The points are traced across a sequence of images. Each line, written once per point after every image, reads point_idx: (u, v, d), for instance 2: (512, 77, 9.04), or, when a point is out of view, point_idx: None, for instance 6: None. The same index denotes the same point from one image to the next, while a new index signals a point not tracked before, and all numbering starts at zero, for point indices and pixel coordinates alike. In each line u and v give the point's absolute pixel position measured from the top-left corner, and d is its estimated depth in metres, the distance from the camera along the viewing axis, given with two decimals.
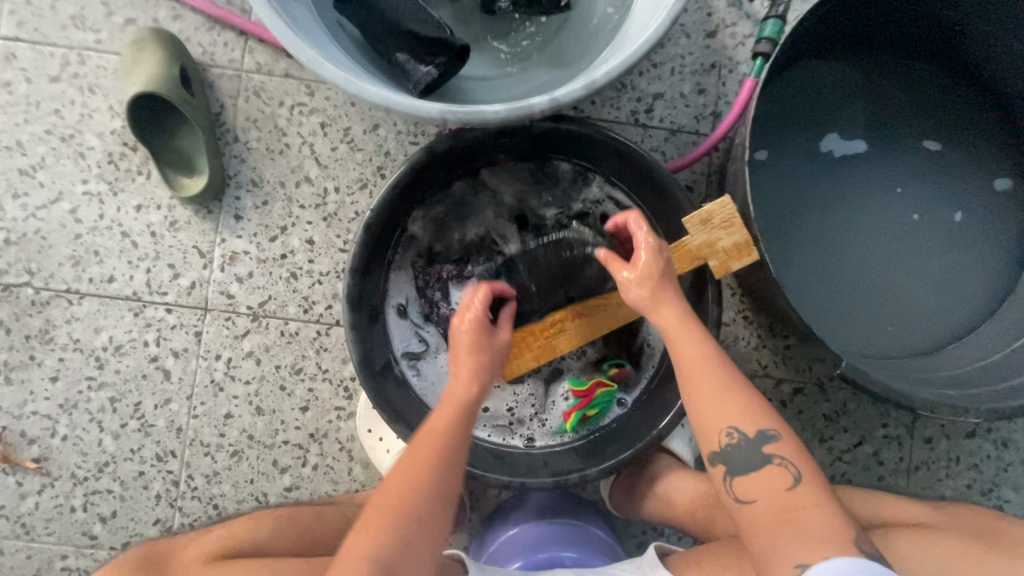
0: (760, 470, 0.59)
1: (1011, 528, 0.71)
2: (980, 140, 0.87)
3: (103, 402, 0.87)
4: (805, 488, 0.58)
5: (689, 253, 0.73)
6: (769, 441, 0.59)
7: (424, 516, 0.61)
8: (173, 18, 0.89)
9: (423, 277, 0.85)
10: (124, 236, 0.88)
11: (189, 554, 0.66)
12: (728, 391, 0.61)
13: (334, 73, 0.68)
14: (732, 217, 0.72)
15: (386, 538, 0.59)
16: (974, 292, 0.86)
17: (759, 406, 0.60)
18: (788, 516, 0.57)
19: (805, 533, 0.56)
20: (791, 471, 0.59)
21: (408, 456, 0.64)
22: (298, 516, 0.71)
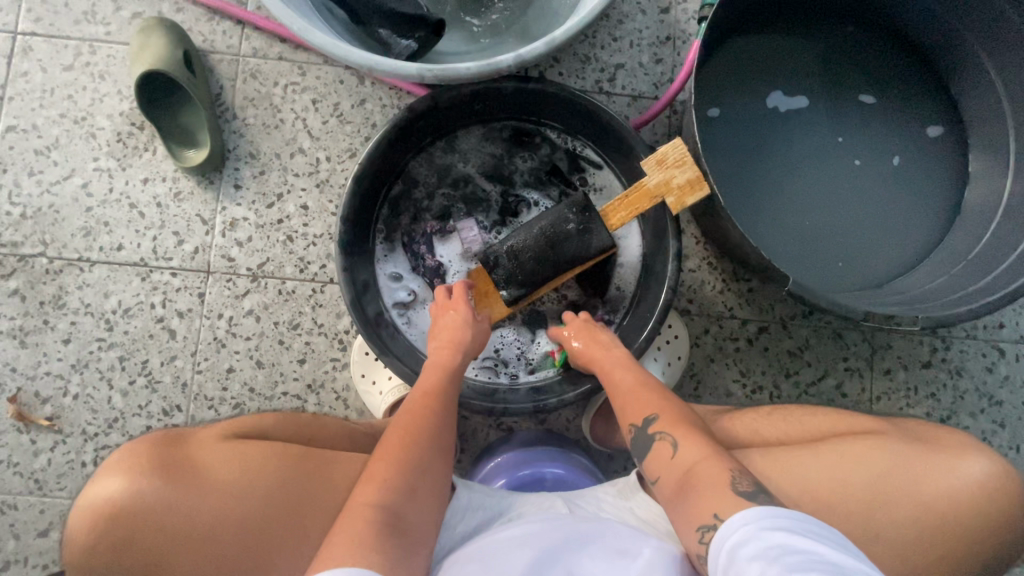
0: (653, 448, 0.66)
1: (951, 435, 0.69)
2: (912, 92, 0.96)
3: (112, 362, 0.93)
4: (689, 448, 0.63)
5: (648, 192, 0.80)
6: (655, 421, 0.67)
7: (422, 468, 0.65)
8: (176, 11, 0.98)
9: (409, 233, 0.92)
10: (132, 208, 0.95)
11: (203, 431, 0.71)
12: (629, 395, 0.72)
13: (322, 40, 0.76)
14: (684, 155, 0.79)
15: (391, 480, 0.62)
16: (916, 228, 0.94)
17: (648, 399, 0.71)
18: (686, 481, 0.60)
19: (698, 487, 0.58)
20: (669, 438, 0.65)
21: (398, 428, 0.69)
22: (300, 418, 0.79)
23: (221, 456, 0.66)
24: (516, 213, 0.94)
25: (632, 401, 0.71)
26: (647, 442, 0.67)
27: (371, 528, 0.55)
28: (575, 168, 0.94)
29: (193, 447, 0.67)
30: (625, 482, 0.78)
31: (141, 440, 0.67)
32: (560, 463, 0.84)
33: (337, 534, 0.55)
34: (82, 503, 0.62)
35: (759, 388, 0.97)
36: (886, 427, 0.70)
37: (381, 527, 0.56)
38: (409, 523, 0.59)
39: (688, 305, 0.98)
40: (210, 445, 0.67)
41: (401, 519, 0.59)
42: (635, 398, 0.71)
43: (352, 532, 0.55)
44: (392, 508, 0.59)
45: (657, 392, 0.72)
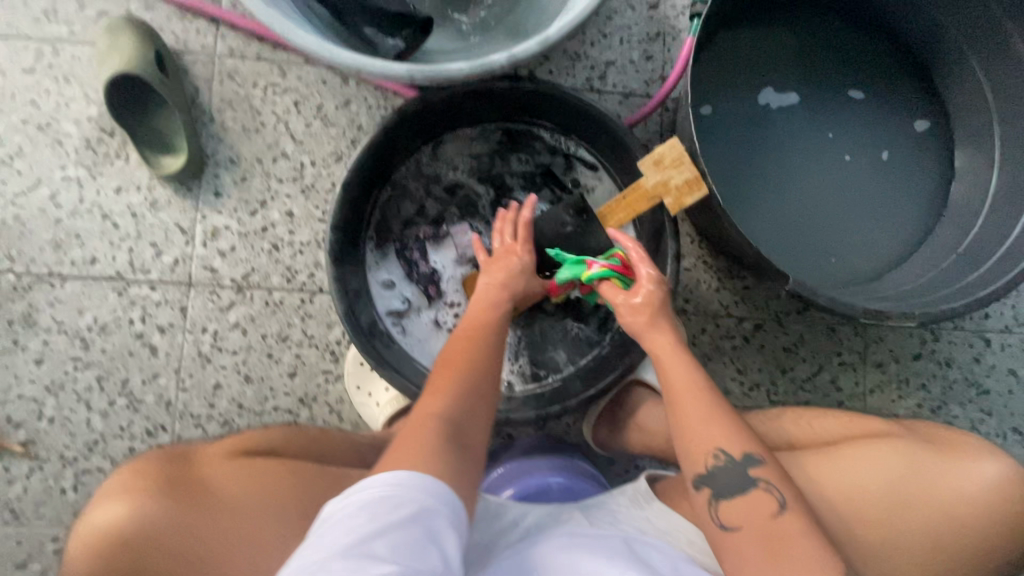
0: (748, 493, 0.62)
1: (961, 438, 0.72)
2: (899, 87, 0.97)
3: (90, 382, 0.88)
4: (791, 513, 0.60)
5: (646, 194, 0.80)
6: (754, 466, 0.63)
7: (484, 378, 0.67)
8: (145, 9, 0.93)
9: (401, 239, 0.89)
10: (104, 218, 0.90)
11: (208, 449, 0.69)
12: (710, 421, 0.65)
13: (306, 41, 0.73)
14: (681, 156, 0.78)
15: (451, 395, 0.64)
16: (905, 222, 0.95)
17: (731, 429, 0.65)
18: (777, 541, 0.58)
19: (793, 559, 0.56)
20: (776, 496, 0.61)
21: (460, 337, 0.71)
22: (306, 434, 0.76)
23: (229, 474, 0.64)
24: (510, 215, 0.92)
25: (717, 430, 0.65)
26: (739, 485, 0.63)
27: (436, 436, 0.58)
28: (568, 169, 0.93)
29: (199, 466, 0.64)
30: (639, 491, 0.78)
31: (142, 461, 0.64)
32: (569, 472, 0.81)
33: (404, 439, 0.58)
34: (83, 531, 0.59)
35: (756, 385, 0.97)
36: (897, 429, 0.73)
37: (445, 436, 0.58)
38: (468, 440, 0.61)
39: (684, 304, 0.98)
40: (219, 462, 0.65)
41: (461, 429, 0.61)
42: (717, 424, 0.65)
43: (418, 439, 0.57)
44: (454, 419, 0.62)
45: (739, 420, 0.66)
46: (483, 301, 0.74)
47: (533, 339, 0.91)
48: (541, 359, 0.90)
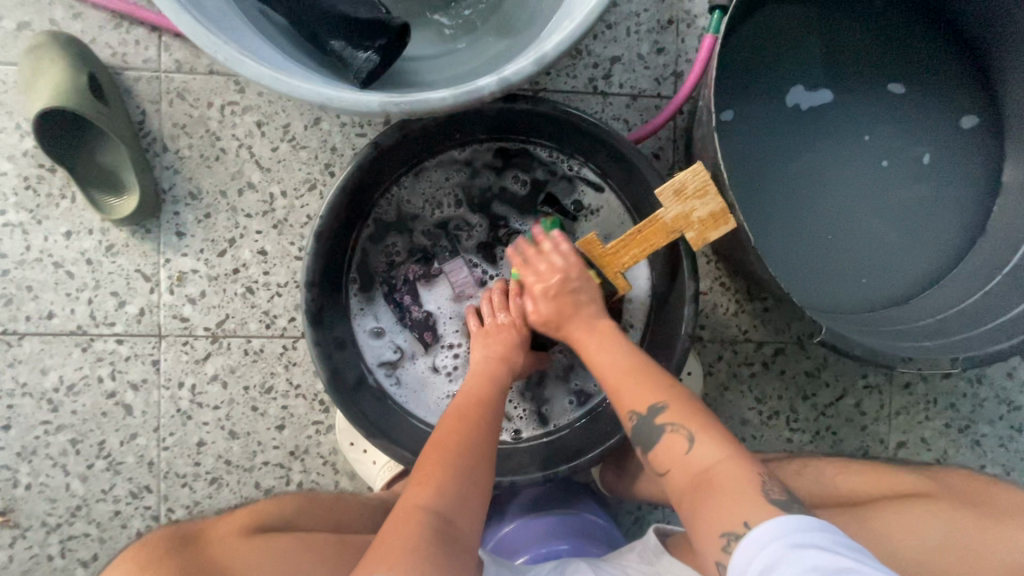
0: (663, 443, 0.58)
1: (1006, 495, 0.66)
2: (945, 77, 0.84)
3: (64, 445, 0.82)
4: (702, 446, 0.57)
5: (664, 227, 0.67)
6: (662, 410, 0.60)
7: (473, 468, 0.63)
8: (72, 18, 0.80)
9: (389, 280, 0.81)
10: (57, 267, 0.82)
11: (217, 530, 0.67)
12: (623, 376, 0.63)
13: (258, 72, 0.60)
14: (706, 184, 0.65)
15: (439, 487, 0.61)
16: (947, 234, 0.84)
17: (655, 384, 0.62)
18: (704, 484, 0.55)
19: (723, 492, 0.53)
20: (684, 432, 0.58)
21: (453, 417, 0.67)
22: (319, 501, 0.76)
23: (245, 551, 0.63)
24: (507, 246, 0.83)
25: (632, 385, 0.62)
26: (653, 436, 0.59)
27: (421, 539, 0.56)
28: (571, 191, 0.82)
29: (212, 549, 0.63)
30: (646, 547, 0.71)
31: (147, 549, 0.62)
32: (575, 536, 0.77)
33: (388, 539, 0.57)
34: None
35: (775, 413, 0.91)
36: (933, 488, 0.67)
37: (430, 537, 0.57)
38: (456, 535, 0.59)
39: (699, 331, 0.91)
40: (231, 543, 0.64)
41: (452, 526, 0.59)
42: (630, 381, 0.63)
43: (403, 541, 0.56)
44: (442, 514, 0.59)
45: (660, 373, 0.63)
46: (478, 381, 0.70)
47: (540, 381, 0.83)
48: (547, 402, 0.83)
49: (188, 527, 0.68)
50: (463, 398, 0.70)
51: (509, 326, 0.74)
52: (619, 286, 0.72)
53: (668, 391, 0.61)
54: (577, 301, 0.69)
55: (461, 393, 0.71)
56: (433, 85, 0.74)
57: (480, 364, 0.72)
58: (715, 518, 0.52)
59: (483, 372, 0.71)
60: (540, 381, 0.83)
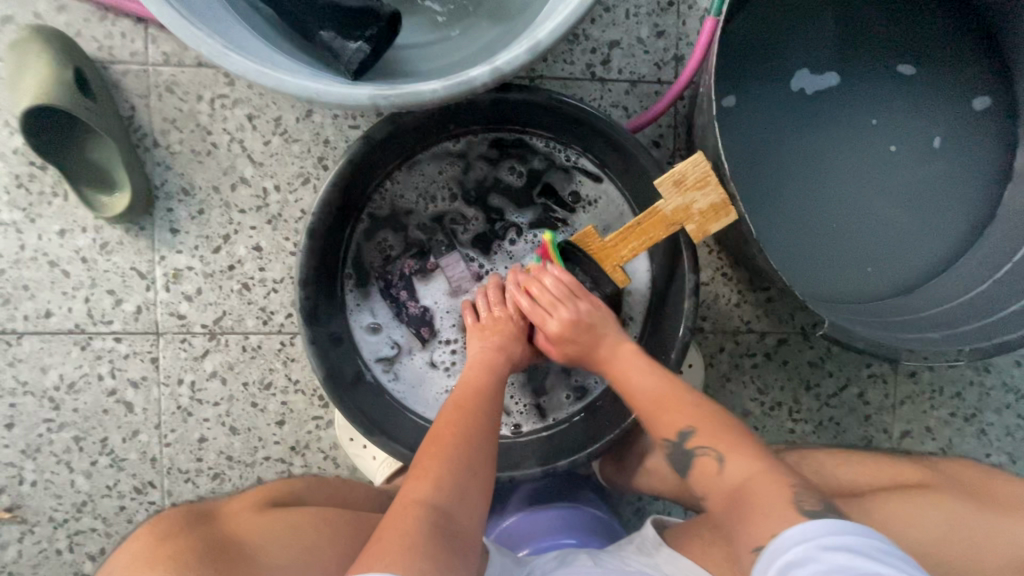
0: (697, 464, 0.59)
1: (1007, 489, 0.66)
2: (958, 57, 0.81)
3: (67, 443, 0.83)
4: (734, 463, 0.57)
5: (664, 220, 0.65)
6: (691, 434, 0.60)
7: (472, 461, 0.61)
8: (57, 11, 0.79)
9: (385, 275, 0.81)
10: (52, 266, 0.81)
11: (234, 506, 0.67)
12: (659, 399, 0.63)
13: (243, 66, 0.58)
14: (706, 174, 0.63)
15: (438, 481, 0.59)
16: (957, 221, 0.81)
17: (681, 406, 0.62)
18: (738, 500, 0.55)
19: (754, 506, 0.53)
20: (714, 454, 0.58)
21: (452, 409, 0.66)
22: (324, 486, 0.76)
23: (261, 528, 0.62)
24: (503, 239, 0.82)
25: (660, 410, 0.62)
26: (686, 460, 0.60)
27: (420, 532, 0.55)
28: (569, 181, 0.80)
29: (231, 523, 0.62)
30: (645, 539, 0.71)
31: (164, 519, 0.61)
32: (577, 529, 0.76)
33: (386, 531, 0.56)
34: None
35: (778, 404, 0.91)
36: (936, 479, 0.67)
37: (430, 530, 0.55)
38: (456, 529, 0.57)
39: (701, 322, 0.89)
40: (247, 517, 0.64)
41: (451, 519, 0.58)
42: (661, 403, 0.62)
43: (401, 534, 0.54)
44: (441, 508, 0.58)
45: (687, 391, 0.63)
46: (477, 373, 0.69)
47: (539, 375, 0.83)
48: (546, 396, 0.83)
49: (203, 506, 0.67)
50: (462, 388, 0.68)
51: (506, 318, 0.73)
52: (619, 279, 0.71)
53: (694, 413, 0.61)
54: (592, 327, 0.69)
55: (459, 383, 0.69)
56: (426, 75, 0.71)
57: (478, 355, 0.71)
58: (750, 529, 0.52)
59: (484, 362, 0.70)
60: (538, 375, 0.83)
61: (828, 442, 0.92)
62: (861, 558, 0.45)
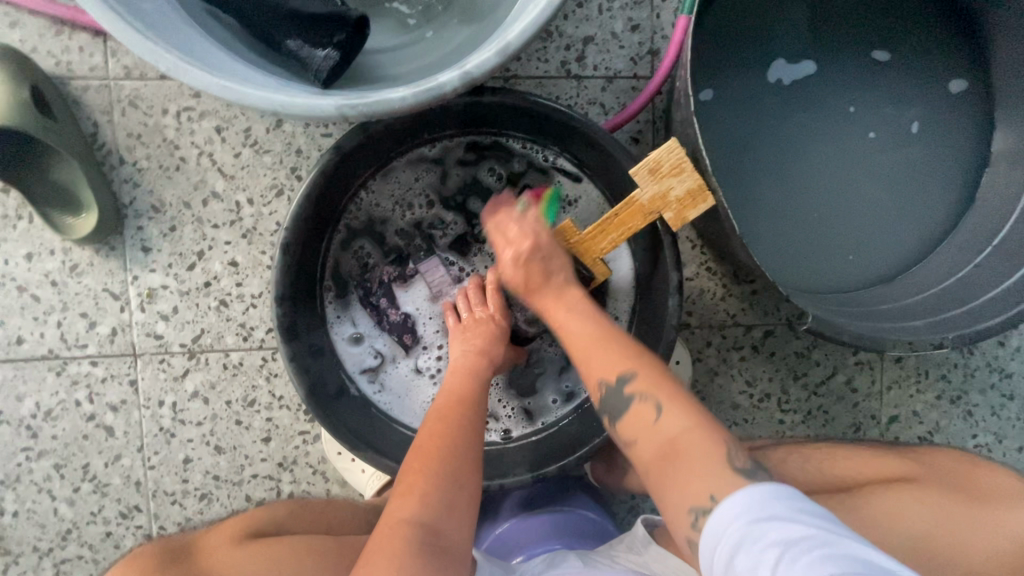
0: (630, 410, 0.57)
1: (992, 479, 0.66)
2: (933, 41, 0.81)
3: (47, 471, 0.81)
4: (670, 416, 0.55)
5: (641, 209, 0.64)
6: (631, 378, 0.58)
7: (460, 473, 0.60)
8: (10, 27, 0.77)
9: (364, 283, 0.80)
10: (21, 291, 0.79)
11: (212, 540, 0.66)
12: (587, 342, 0.62)
13: (204, 80, 0.55)
14: (682, 161, 0.61)
15: (426, 498, 0.58)
16: (936, 205, 0.81)
17: (620, 353, 0.60)
18: (670, 454, 0.54)
19: (691, 461, 0.53)
20: (652, 403, 0.56)
21: (435, 421, 0.64)
22: (312, 505, 0.75)
23: (240, 563, 0.62)
24: (483, 242, 0.80)
25: (602, 353, 0.61)
26: (621, 404, 0.58)
27: (407, 553, 0.54)
28: (548, 182, 0.79)
29: (208, 562, 0.62)
30: (635, 538, 0.70)
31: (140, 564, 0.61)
32: (570, 534, 0.76)
33: (375, 555, 0.55)
34: None
35: (766, 396, 0.91)
36: (920, 472, 0.67)
37: (419, 551, 0.55)
38: (446, 545, 0.56)
39: (687, 318, 0.89)
40: (225, 554, 0.63)
41: (441, 536, 0.57)
42: (597, 347, 0.61)
43: (388, 557, 0.54)
44: (430, 524, 0.57)
45: (623, 337, 0.62)
46: (460, 380, 0.67)
47: (526, 378, 0.82)
48: (534, 399, 0.82)
49: (180, 541, 0.67)
50: (445, 399, 0.66)
51: (487, 319, 0.71)
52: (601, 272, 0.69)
53: (637, 359, 0.59)
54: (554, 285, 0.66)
55: (443, 393, 0.67)
56: (397, 80, 0.69)
57: (460, 361, 0.69)
58: (683, 485, 0.52)
59: (466, 368, 0.68)
60: (527, 379, 0.82)
61: (818, 431, 0.92)
62: (789, 525, 0.45)
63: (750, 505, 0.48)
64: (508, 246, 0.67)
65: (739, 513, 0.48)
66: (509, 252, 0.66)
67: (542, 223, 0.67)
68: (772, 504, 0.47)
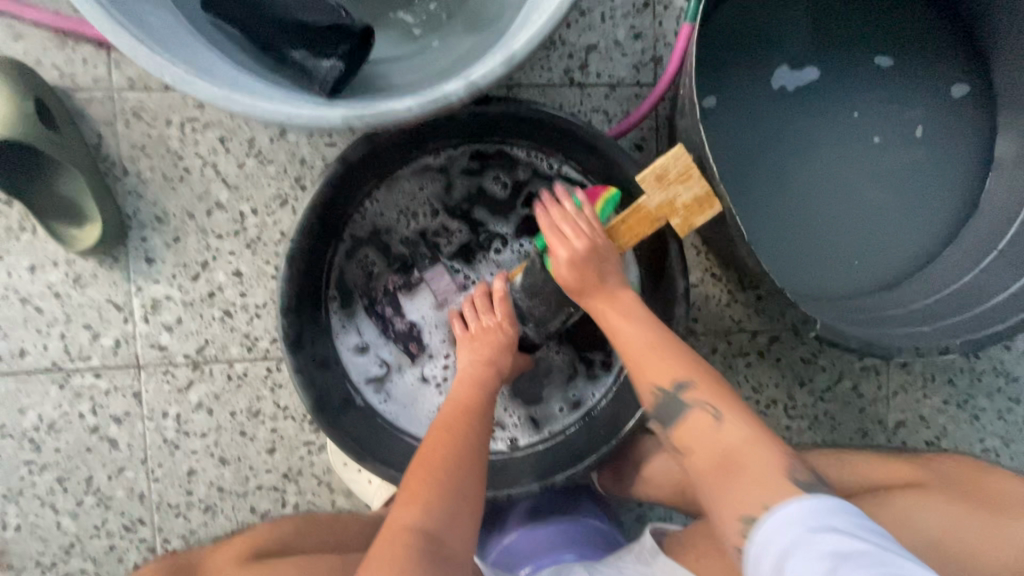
0: (687, 417, 0.58)
1: (1000, 484, 0.65)
2: (935, 47, 0.81)
3: (50, 484, 0.81)
4: (731, 423, 0.56)
5: (649, 216, 0.64)
6: (689, 387, 0.59)
7: (464, 482, 0.60)
8: (14, 39, 0.77)
9: (369, 292, 0.79)
10: (24, 303, 0.79)
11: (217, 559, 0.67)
12: (645, 345, 0.62)
13: (209, 92, 0.55)
14: (689, 168, 0.61)
15: (428, 505, 0.58)
16: (941, 210, 0.81)
17: (675, 359, 0.61)
18: (725, 465, 0.55)
19: (750, 474, 0.53)
20: (711, 410, 0.57)
21: (439, 428, 0.64)
22: (319, 519, 0.75)
23: None
24: (488, 251, 0.80)
25: (653, 359, 0.61)
26: (677, 410, 0.59)
27: (408, 561, 0.54)
28: (553, 190, 0.79)
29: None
30: (643, 547, 0.70)
31: None
32: (578, 544, 0.75)
33: (375, 562, 0.55)
34: None
35: (772, 402, 0.90)
36: (926, 477, 0.67)
37: (419, 558, 0.54)
38: (447, 553, 0.56)
39: (692, 324, 0.89)
40: (229, 571, 0.63)
41: (443, 545, 0.56)
42: (652, 353, 0.62)
43: (388, 564, 0.54)
44: (432, 532, 0.56)
45: (683, 345, 0.63)
46: (466, 389, 0.67)
47: (532, 387, 0.82)
48: (540, 408, 0.82)
49: (187, 558, 0.67)
50: (450, 406, 0.66)
51: (494, 328, 0.71)
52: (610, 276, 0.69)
53: (694, 369, 0.60)
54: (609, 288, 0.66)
55: (448, 400, 0.67)
56: (402, 89, 0.69)
57: (465, 370, 0.69)
58: (742, 497, 0.52)
59: (472, 377, 0.68)
60: (533, 388, 0.82)
61: (825, 437, 0.91)
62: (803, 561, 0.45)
63: (803, 519, 0.49)
64: (568, 246, 0.64)
65: (802, 521, 0.49)
66: (563, 247, 0.64)
67: (597, 222, 0.65)
68: (833, 518, 0.48)
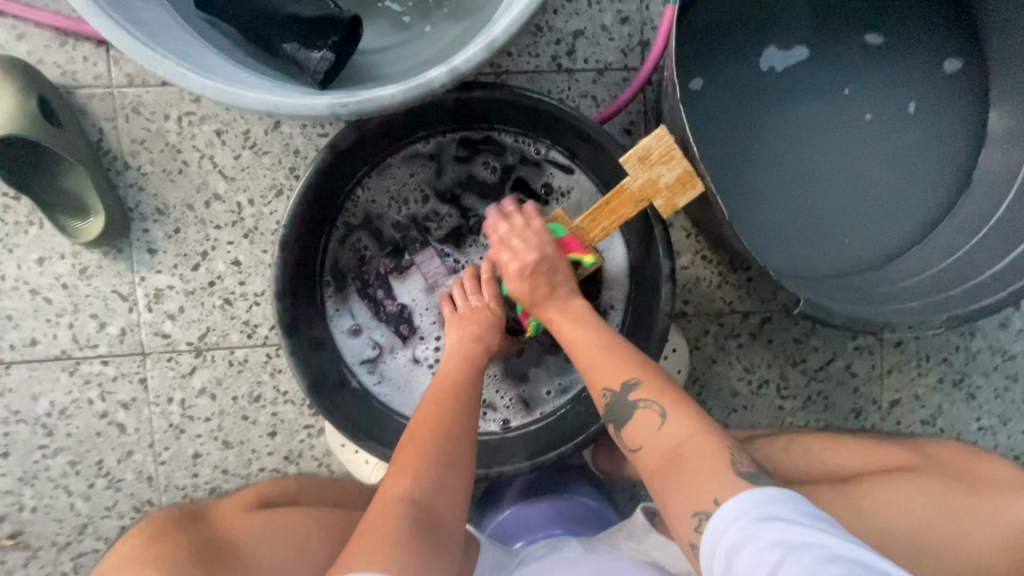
0: (635, 416, 0.59)
1: (989, 467, 0.67)
2: (926, 23, 0.80)
3: (63, 468, 0.84)
4: (676, 420, 0.57)
5: (631, 197, 0.65)
6: (635, 387, 0.60)
7: (452, 455, 0.61)
8: (17, 39, 0.79)
9: (362, 276, 0.81)
10: (34, 294, 0.82)
11: (224, 506, 0.69)
12: (592, 351, 0.64)
13: (200, 83, 0.57)
14: (670, 148, 0.62)
15: (418, 476, 0.59)
16: (933, 187, 0.81)
17: (623, 360, 0.62)
18: (675, 456, 0.55)
19: (692, 473, 0.53)
20: (657, 408, 0.58)
21: (429, 402, 0.65)
22: (320, 488, 0.78)
23: (252, 526, 0.64)
24: (477, 235, 0.82)
25: (604, 360, 0.63)
26: (624, 410, 0.59)
27: (401, 529, 0.55)
28: (541, 175, 0.80)
29: (222, 524, 0.64)
30: (634, 526, 0.71)
31: (158, 523, 0.63)
32: (567, 520, 0.77)
33: (368, 530, 0.56)
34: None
35: (765, 382, 0.91)
36: (917, 459, 0.68)
37: (411, 527, 0.56)
38: (438, 523, 0.58)
39: (684, 306, 0.90)
40: (241, 515, 0.66)
41: (433, 513, 0.58)
42: (602, 356, 0.63)
43: (381, 532, 0.55)
44: (422, 502, 0.58)
45: (628, 345, 0.64)
46: (455, 365, 0.69)
47: (523, 369, 0.83)
48: (530, 389, 0.83)
49: (198, 506, 0.69)
50: (439, 382, 0.67)
51: (481, 309, 0.72)
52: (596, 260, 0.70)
53: (640, 367, 0.61)
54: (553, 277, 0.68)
55: (438, 376, 0.69)
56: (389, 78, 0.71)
57: (454, 347, 0.70)
58: (687, 494, 0.52)
59: (460, 353, 0.70)
60: (525, 370, 0.83)
61: (818, 417, 0.92)
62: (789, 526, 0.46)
63: (754, 504, 0.49)
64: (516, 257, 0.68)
65: (741, 515, 0.49)
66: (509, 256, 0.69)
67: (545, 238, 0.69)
68: (770, 504, 0.48)
